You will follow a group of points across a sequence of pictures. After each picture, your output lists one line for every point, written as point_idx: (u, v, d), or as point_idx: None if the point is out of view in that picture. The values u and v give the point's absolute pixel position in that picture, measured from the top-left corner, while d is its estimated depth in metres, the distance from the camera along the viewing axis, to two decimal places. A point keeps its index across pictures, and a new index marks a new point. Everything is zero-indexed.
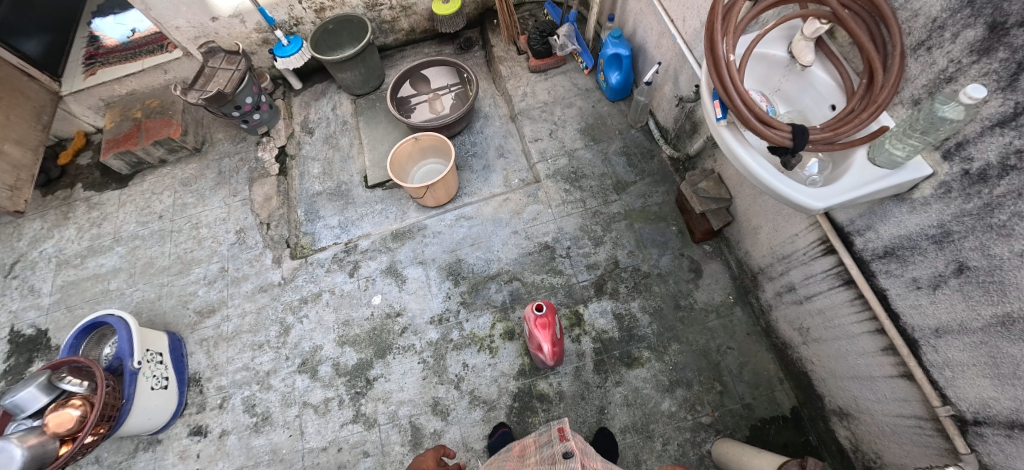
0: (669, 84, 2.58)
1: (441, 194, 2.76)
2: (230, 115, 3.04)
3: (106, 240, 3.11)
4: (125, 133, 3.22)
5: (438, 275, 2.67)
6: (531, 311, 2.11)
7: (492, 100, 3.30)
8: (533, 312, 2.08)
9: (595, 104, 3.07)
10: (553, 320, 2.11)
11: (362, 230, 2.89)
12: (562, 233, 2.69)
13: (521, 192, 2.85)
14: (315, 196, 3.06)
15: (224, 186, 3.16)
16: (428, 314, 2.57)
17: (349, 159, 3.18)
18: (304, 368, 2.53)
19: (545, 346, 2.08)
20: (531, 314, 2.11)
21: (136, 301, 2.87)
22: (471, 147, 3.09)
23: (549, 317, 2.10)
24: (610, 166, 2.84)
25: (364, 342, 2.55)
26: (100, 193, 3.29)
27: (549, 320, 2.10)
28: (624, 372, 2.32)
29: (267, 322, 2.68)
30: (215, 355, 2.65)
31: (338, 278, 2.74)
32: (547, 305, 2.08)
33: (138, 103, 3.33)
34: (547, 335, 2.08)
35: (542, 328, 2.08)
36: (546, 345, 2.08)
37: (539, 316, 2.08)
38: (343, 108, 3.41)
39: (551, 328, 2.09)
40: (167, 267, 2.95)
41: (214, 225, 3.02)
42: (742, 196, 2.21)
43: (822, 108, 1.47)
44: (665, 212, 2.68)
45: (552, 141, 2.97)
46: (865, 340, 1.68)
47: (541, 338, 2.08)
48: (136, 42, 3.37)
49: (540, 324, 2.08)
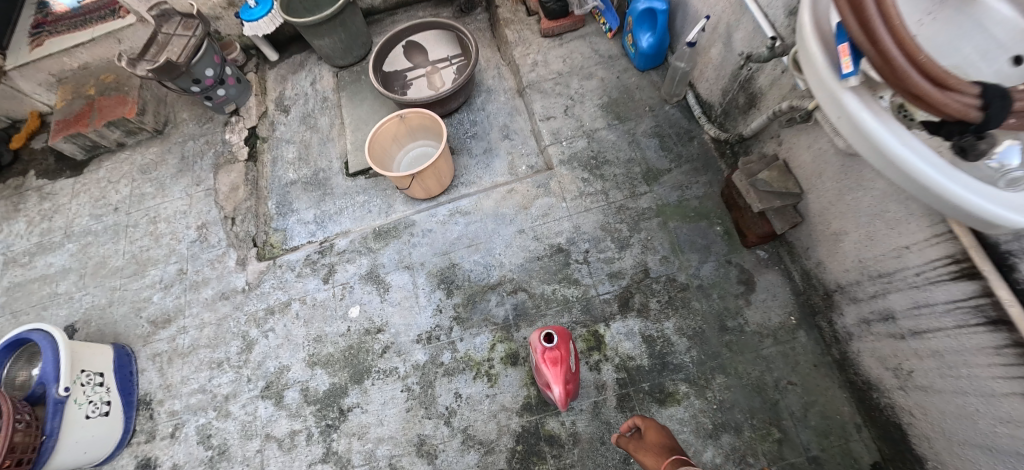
0: (719, 44, 2.02)
1: (432, 185, 2.28)
2: (189, 91, 2.60)
3: (57, 236, 2.73)
4: (76, 113, 2.82)
5: (428, 284, 2.21)
6: (539, 340, 1.64)
7: (496, 71, 2.76)
8: (542, 344, 1.61)
9: (620, 74, 2.52)
10: (566, 354, 1.64)
11: (340, 227, 2.44)
12: (579, 233, 2.19)
13: (529, 182, 2.35)
14: (288, 186, 2.62)
15: (186, 174, 2.74)
16: (414, 331, 2.13)
17: (328, 141, 2.72)
18: (268, 393, 2.13)
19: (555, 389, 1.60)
20: (538, 344, 1.64)
21: (85, 308, 2.50)
22: (469, 127, 2.59)
23: (562, 350, 1.62)
24: (639, 150, 2.31)
25: (337, 364, 2.12)
26: (53, 182, 2.91)
27: (562, 354, 1.62)
28: (655, 411, 1.84)
29: (227, 336, 2.28)
30: (168, 374, 2.27)
31: (310, 284, 2.30)
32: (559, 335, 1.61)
33: (92, 78, 2.91)
34: (558, 375, 1.60)
35: (552, 364, 1.60)
36: (556, 387, 1.60)
37: (550, 348, 1.60)
38: (324, 83, 2.93)
39: (564, 365, 1.60)
40: (121, 268, 2.56)
41: (174, 220, 2.61)
42: (818, 191, 1.68)
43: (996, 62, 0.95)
44: (707, 208, 2.15)
45: (567, 120, 2.44)
46: (1015, 404, 1.17)
47: (550, 377, 1.60)
48: (87, 7, 2.87)
49: (549, 359, 1.61)
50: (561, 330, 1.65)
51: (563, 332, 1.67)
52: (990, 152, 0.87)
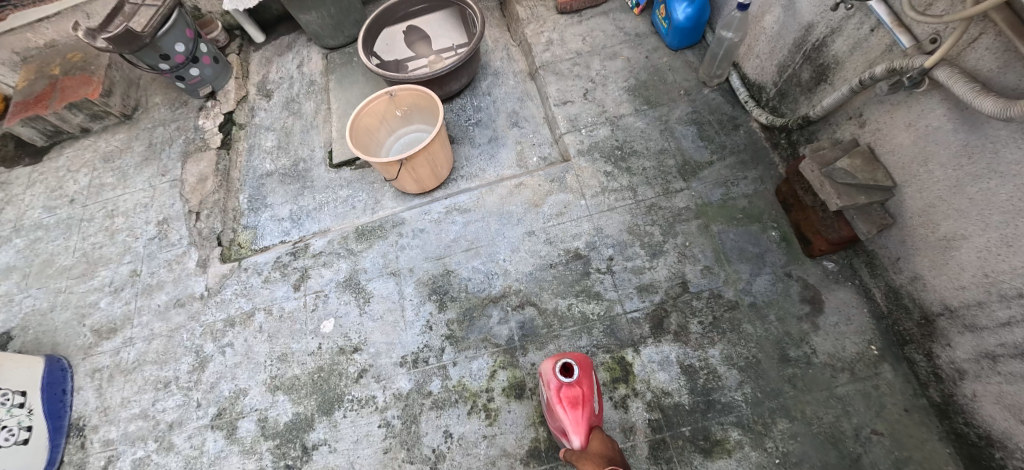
0: (777, 8, 1.66)
1: (425, 176, 1.93)
2: (157, 69, 2.31)
3: (4, 229, 2.41)
4: (37, 94, 2.53)
5: (417, 294, 1.83)
6: (553, 373, 1.26)
7: (505, 52, 2.42)
8: (558, 379, 1.23)
9: (649, 54, 2.17)
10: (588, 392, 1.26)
11: (318, 225, 2.08)
12: (601, 237, 1.81)
13: (541, 176, 1.98)
14: (264, 178, 2.28)
15: (152, 163, 2.42)
16: (397, 352, 1.74)
17: (312, 128, 2.39)
18: (219, 423, 1.75)
19: (575, 439, 1.22)
20: (552, 378, 1.27)
21: (24, 312, 2.16)
22: (473, 113, 2.24)
23: (584, 387, 1.25)
24: (673, 140, 1.94)
25: (304, 389, 1.74)
26: (9, 170, 2.61)
27: (583, 392, 1.24)
28: (698, 465, 1.43)
29: (178, 351, 1.91)
30: (107, 395, 1.90)
31: (279, 292, 1.94)
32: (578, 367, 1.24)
33: (58, 57, 2.63)
34: (580, 419, 1.22)
35: (570, 405, 1.22)
36: (577, 436, 1.22)
37: (568, 384, 1.23)
38: (312, 66, 2.61)
39: (587, 408, 1.23)
40: (69, 268, 2.23)
41: (133, 214, 2.28)
42: (922, 182, 1.28)
43: None
44: (758, 208, 1.76)
45: (587, 104, 2.08)
46: None
47: (569, 423, 1.22)
48: None
49: (567, 399, 1.23)
50: (581, 359, 1.28)
51: (584, 362, 1.30)
52: None
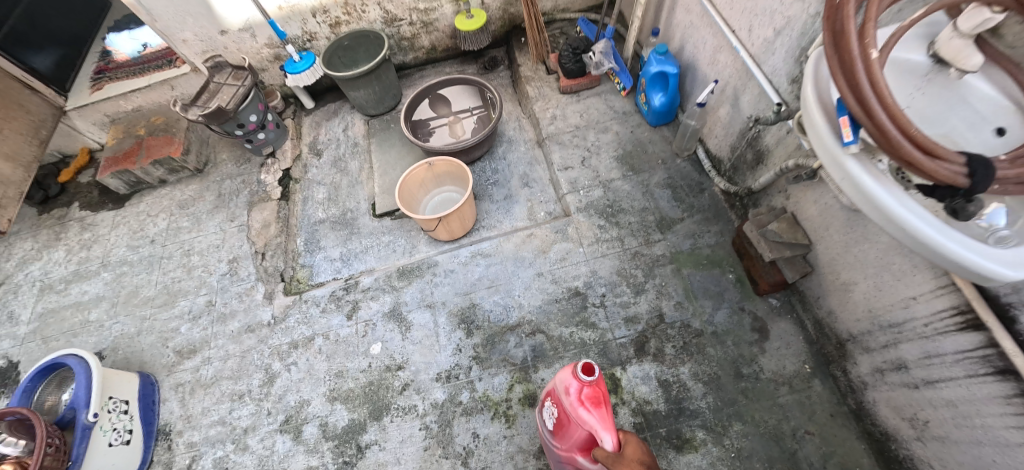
0: (726, 105, 2.20)
1: (455, 227, 2.41)
2: (233, 135, 2.82)
3: (94, 264, 2.86)
4: (125, 151, 3.02)
5: (448, 323, 2.28)
6: (573, 377, 1.42)
7: (517, 123, 2.96)
8: (584, 379, 1.39)
9: (633, 129, 2.70)
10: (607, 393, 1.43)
11: (365, 264, 2.54)
12: (596, 278, 2.28)
13: (548, 227, 2.47)
14: (317, 224, 2.75)
15: (222, 210, 2.90)
16: (434, 369, 2.17)
17: (357, 184, 2.89)
18: (287, 427, 2.15)
19: (607, 436, 1.33)
20: (573, 383, 1.43)
21: (114, 336, 2.57)
22: (492, 174, 2.75)
23: (602, 387, 1.43)
24: (653, 200, 2.44)
25: (357, 400, 2.16)
26: (95, 214, 3.08)
27: (602, 392, 1.42)
28: (672, 458, 1.84)
29: (250, 369, 2.33)
30: (189, 405, 2.30)
31: (334, 320, 2.38)
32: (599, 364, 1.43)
33: (143, 120, 3.14)
34: (606, 415, 1.37)
35: (594, 402, 1.38)
36: (608, 432, 1.34)
37: (591, 383, 1.40)
38: (356, 130, 3.15)
39: (609, 405, 1.39)
40: (152, 298, 2.66)
41: (207, 253, 2.74)
42: (827, 242, 1.77)
43: (980, 132, 1.02)
44: (719, 256, 2.24)
45: (584, 170, 2.60)
46: None
47: (597, 420, 1.36)
48: (146, 56, 3.20)
49: (589, 398, 1.40)
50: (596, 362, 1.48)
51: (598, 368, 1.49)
52: (978, 213, 0.95)
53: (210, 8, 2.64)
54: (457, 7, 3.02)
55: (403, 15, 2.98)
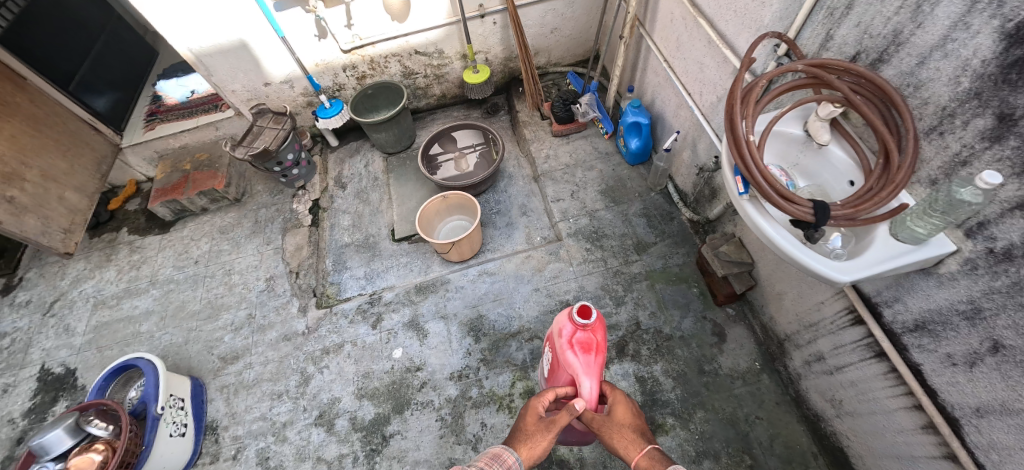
0: (687, 151, 2.70)
1: (465, 250, 2.85)
2: (271, 170, 3.25)
3: (143, 282, 3.21)
4: (173, 183, 3.42)
5: (460, 331, 2.68)
6: (570, 322, 1.73)
7: (516, 161, 3.46)
8: (579, 325, 1.68)
9: (615, 167, 3.20)
10: (599, 341, 1.71)
11: (386, 282, 2.96)
12: (584, 292, 2.72)
13: (543, 250, 2.92)
14: (343, 247, 3.17)
15: (259, 235, 3.33)
16: (447, 369, 2.56)
17: (378, 212, 3.33)
18: (320, 421, 2.51)
19: (586, 380, 1.63)
20: (569, 328, 1.73)
21: (163, 345, 2.90)
22: (495, 205, 3.21)
23: (595, 335, 1.71)
24: (631, 227, 2.91)
25: (382, 396, 2.53)
26: (143, 238, 3.47)
27: (594, 339, 1.71)
28: None
29: (288, 372, 2.70)
30: (234, 404, 2.65)
31: (361, 330, 2.77)
32: (597, 315, 1.70)
33: (188, 156, 3.58)
34: (591, 362, 1.66)
35: (583, 349, 1.67)
36: (587, 377, 1.64)
37: (585, 329, 1.69)
38: (376, 165, 3.62)
39: (595, 353, 1.68)
40: (197, 312, 3.02)
41: (246, 272, 3.15)
42: (764, 260, 2.23)
43: (840, 183, 1.51)
44: (686, 273, 2.70)
45: (573, 201, 3.07)
46: (903, 416, 1.64)
47: (581, 365, 1.66)
48: (194, 101, 3.68)
49: (580, 344, 1.69)
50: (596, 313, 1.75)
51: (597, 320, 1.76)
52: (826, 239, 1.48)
53: (259, 65, 3.12)
54: (464, 63, 3.56)
55: (419, 69, 3.50)
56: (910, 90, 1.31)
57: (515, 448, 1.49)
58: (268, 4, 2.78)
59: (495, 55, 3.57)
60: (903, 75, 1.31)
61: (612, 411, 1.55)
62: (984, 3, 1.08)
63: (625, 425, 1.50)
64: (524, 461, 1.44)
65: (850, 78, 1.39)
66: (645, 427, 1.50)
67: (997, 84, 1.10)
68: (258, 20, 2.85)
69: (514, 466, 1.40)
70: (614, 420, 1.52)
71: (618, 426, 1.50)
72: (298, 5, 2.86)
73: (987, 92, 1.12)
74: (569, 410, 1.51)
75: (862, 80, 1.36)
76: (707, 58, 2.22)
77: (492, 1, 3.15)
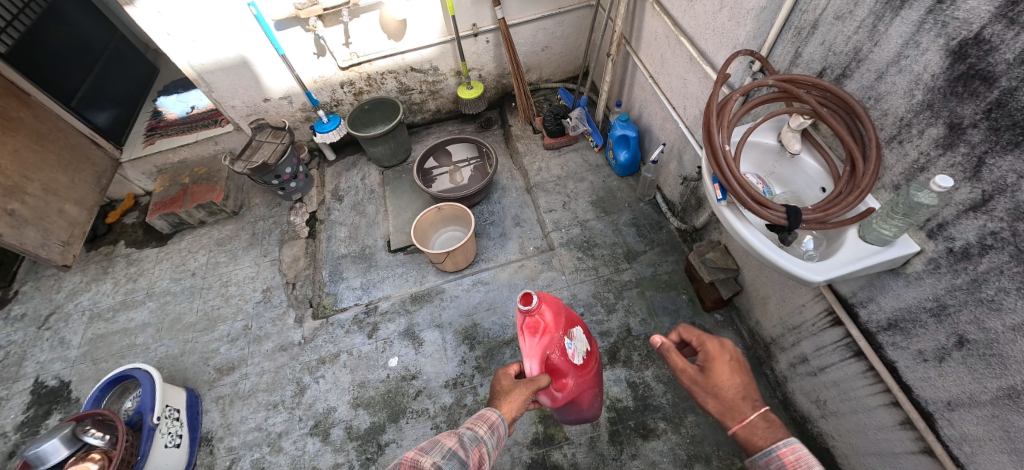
0: (674, 162, 2.80)
1: (460, 259, 2.91)
2: (269, 183, 3.31)
3: (139, 294, 3.23)
4: (172, 196, 3.47)
5: (454, 339, 2.73)
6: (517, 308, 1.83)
7: (509, 173, 3.55)
8: (520, 311, 1.80)
9: (605, 179, 3.30)
10: (544, 323, 1.82)
11: (382, 292, 3.01)
12: (576, 299, 2.78)
13: (536, 259, 2.99)
14: (340, 259, 3.22)
15: (257, 247, 3.38)
16: (443, 377, 2.60)
17: (374, 224, 3.39)
18: (316, 430, 2.52)
19: (530, 360, 1.79)
20: (517, 313, 1.83)
21: (159, 356, 2.92)
22: (489, 216, 3.29)
23: (540, 317, 1.82)
24: (621, 236, 2.99)
25: (377, 405, 2.56)
26: (140, 250, 3.50)
27: (539, 321, 1.82)
28: (640, 444, 2.28)
29: (284, 382, 2.72)
30: (229, 414, 2.65)
31: (357, 339, 2.81)
32: (538, 301, 1.78)
33: (187, 170, 3.63)
34: (533, 344, 1.79)
35: (528, 333, 1.80)
36: (529, 358, 1.79)
37: (527, 314, 1.80)
38: (372, 179, 3.69)
39: (538, 335, 1.80)
40: (193, 324, 3.04)
41: (243, 284, 3.19)
42: (748, 266, 2.32)
43: (813, 189, 1.60)
44: (675, 280, 2.77)
45: (565, 212, 3.16)
46: (882, 413, 1.71)
47: (526, 346, 1.80)
48: (194, 117, 3.77)
49: (527, 327, 1.81)
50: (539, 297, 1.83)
51: (542, 301, 1.85)
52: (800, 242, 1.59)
53: (259, 81, 3.21)
54: (458, 79, 3.67)
55: (415, 85, 3.61)
56: (871, 102, 1.42)
57: (496, 406, 1.63)
58: (269, 23, 2.88)
59: (489, 71, 3.69)
60: (865, 89, 1.42)
61: (713, 370, 1.41)
62: (930, 23, 1.19)
63: (730, 388, 1.39)
64: (506, 417, 1.58)
65: (817, 91, 1.49)
66: (751, 389, 1.39)
67: (946, 96, 1.21)
68: (259, 38, 2.95)
69: (498, 422, 1.51)
70: (717, 381, 1.40)
71: (721, 389, 1.39)
72: (298, 24, 2.97)
73: (938, 104, 1.23)
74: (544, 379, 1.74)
75: (828, 94, 1.45)
76: (689, 74, 2.34)
77: (485, 21, 3.28)
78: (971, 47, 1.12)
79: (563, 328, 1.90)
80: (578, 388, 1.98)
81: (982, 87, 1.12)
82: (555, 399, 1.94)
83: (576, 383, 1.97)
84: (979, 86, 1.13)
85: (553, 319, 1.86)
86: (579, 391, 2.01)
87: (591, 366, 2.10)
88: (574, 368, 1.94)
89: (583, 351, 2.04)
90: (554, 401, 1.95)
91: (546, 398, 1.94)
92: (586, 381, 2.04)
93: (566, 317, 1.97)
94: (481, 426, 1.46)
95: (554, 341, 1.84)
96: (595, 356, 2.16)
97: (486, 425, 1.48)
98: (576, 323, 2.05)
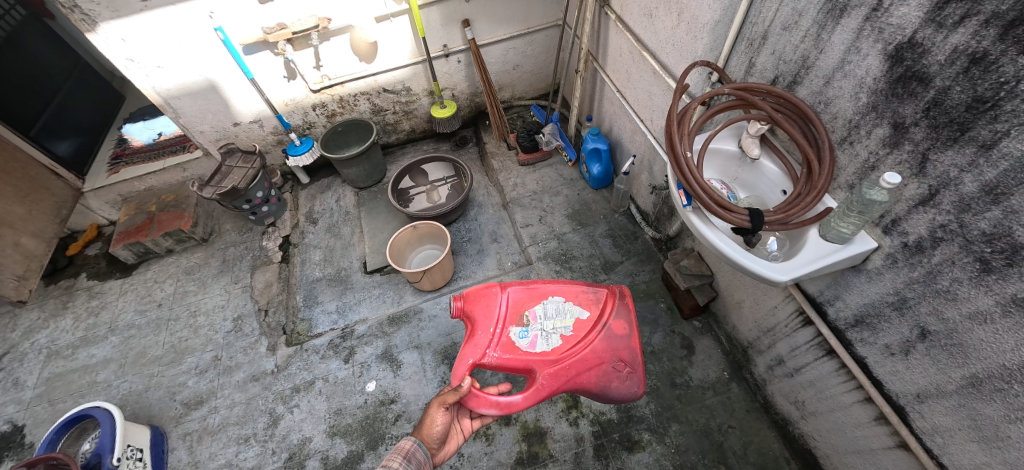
0: (645, 173, 2.86)
1: (438, 278, 2.88)
2: (240, 208, 3.24)
3: (102, 329, 3.08)
4: (137, 225, 3.35)
5: (434, 360, 2.67)
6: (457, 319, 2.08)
7: (485, 190, 3.56)
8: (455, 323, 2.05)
9: (579, 192, 3.34)
10: (473, 330, 1.97)
11: (359, 315, 2.94)
12: None
13: (514, 274, 2.97)
14: (314, 282, 3.14)
15: (227, 273, 3.29)
16: (423, 400, 2.53)
17: (349, 246, 3.34)
18: (291, 463, 2.41)
19: (462, 369, 1.90)
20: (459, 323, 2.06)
21: (122, 393, 2.77)
22: (466, 233, 3.28)
23: (470, 324, 2.00)
24: (598, 248, 3.01)
25: (355, 433, 2.46)
26: (102, 282, 3.36)
27: (471, 328, 2.00)
28: (625, 457, 2.24)
29: (256, 413, 2.60)
30: (197, 451, 2.51)
31: (333, 364, 2.73)
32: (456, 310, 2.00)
33: (154, 197, 3.53)
34: (463, 354, 1.93)
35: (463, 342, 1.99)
36: (458, 370, 1.90)
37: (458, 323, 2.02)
38: (347, 200, 3.66)
39: (466, 342, 1.96)
40: (159, 357, 2.90)
41: (212, 313, 3.08)
42: (721, 271, 2.35)
43: (775, 192, 1.65)
44: (653, 289, 2.79)
45: (541, 226, 3.17)
46: (857, 410, 1.73)
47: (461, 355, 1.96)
48: (161, 143, 3.73)
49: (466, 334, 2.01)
50: (463, 305, 2.02)
51: (468, 307, 2.01)
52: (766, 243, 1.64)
53: (227, 105, 3.17)
54: (431, 99, 3.71)
55: (388, 106, 3.63)
56: (822, 106, 1.48)
57: (419, 433, 1.74)
58: (237, 47, 2.87)
59: (461, 91, 3.74)
60: (814, 94, 1.49)
61: None
62: (868, 30, 1.25)
63: None
64: (423, 445, 1.69)
65: (772, 98, 1.54)
66: None
67: (888, 97, 1.27)
68: (227, 62, 2.92)
69: (409, 446, 1.64)
70: None
71: None
72: (266, 48, 2.96)
73: (881, 105, 1.29)
74: (451, 393, 1.72)
75: (782, 100, 1.51)
76: (653, 87, 2.41)
77: (455, 42, 3.34)
78: (906, 51, 1.18)
79: (499, 327, 1.96)
80: (553, 380, 1.87)
81: (919, 87, 1.18)
82: (513, 402, 1.82)
83: (545, 374, 1.87)
84: (917, 86, 1.19)
85: (483, 322, 1.97)
86: (563, 381, 1.88)
87: (581, 345, 1.93)
88: (537, 359, 1.90)
89: (555, 330, 1.96)
90: (502, 408, 1.80)
91: (494, 409, 1.80)
92: (569, 367, 1.89)
93: (509, 310, 1.99)
94: (394, 461, 1.57)
95: (483, 343, 1.93)
96: (592, 328, 1.96)
97: (401, 456, 1.59)
98: (538, 305, 2.01)
